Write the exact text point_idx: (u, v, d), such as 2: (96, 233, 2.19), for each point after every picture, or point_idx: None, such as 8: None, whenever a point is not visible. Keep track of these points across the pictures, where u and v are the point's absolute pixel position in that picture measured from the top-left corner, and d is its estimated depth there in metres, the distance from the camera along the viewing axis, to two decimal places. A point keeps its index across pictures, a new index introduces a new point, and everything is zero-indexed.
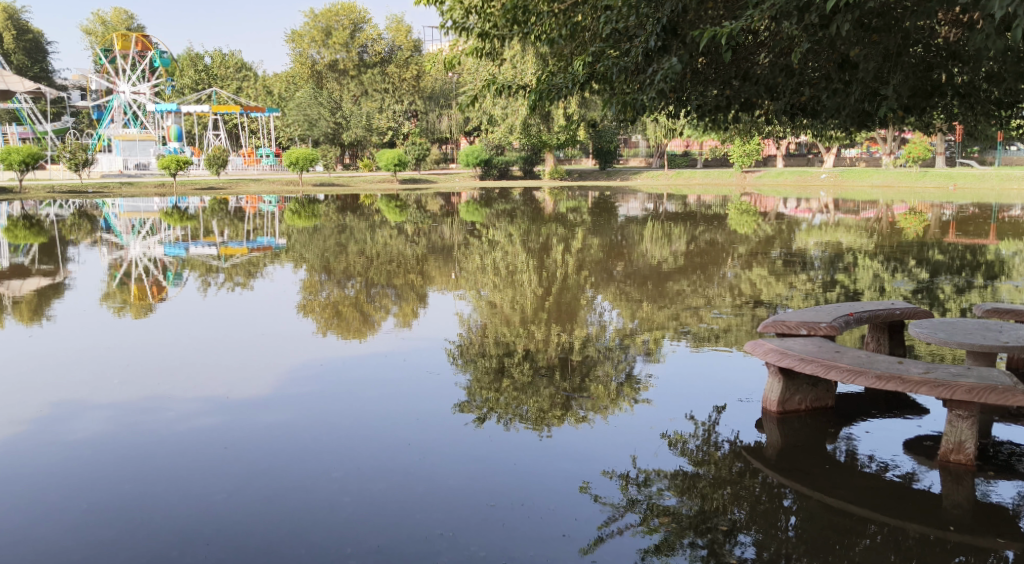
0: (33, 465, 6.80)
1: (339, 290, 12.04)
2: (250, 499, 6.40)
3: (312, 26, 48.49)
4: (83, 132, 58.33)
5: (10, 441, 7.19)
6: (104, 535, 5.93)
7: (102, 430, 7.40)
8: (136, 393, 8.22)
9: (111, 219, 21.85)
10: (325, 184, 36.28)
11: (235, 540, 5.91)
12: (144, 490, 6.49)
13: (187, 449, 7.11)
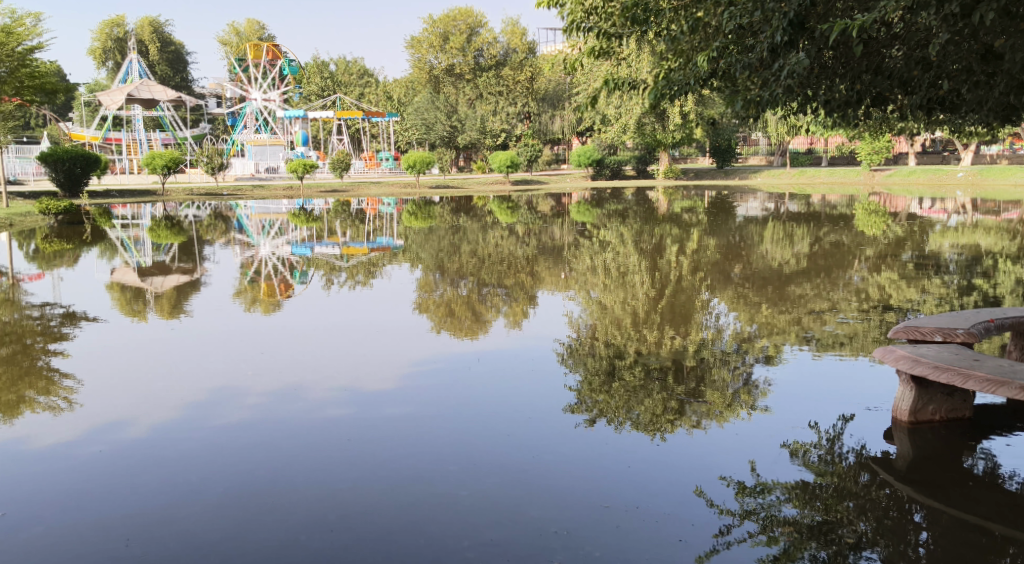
0: (176, 450, 7.17)
1: (452, 289, 12.25)
2: (372, 488, 6.60)
3: (431, 32, 49.12)
4: (219, 138, 61.39)
5: (155, 425, 7.62)
6: (239, 517, 6.22)
7: (235, 418, 7.74)
8: (265, 384, 8.56)
9: (242, 219, 22.98)
10: (441, 186, 36.97)
11: (359, 528, 6.10)
12: (275, 475, 6.76)
13: (314, 437, 7.38)
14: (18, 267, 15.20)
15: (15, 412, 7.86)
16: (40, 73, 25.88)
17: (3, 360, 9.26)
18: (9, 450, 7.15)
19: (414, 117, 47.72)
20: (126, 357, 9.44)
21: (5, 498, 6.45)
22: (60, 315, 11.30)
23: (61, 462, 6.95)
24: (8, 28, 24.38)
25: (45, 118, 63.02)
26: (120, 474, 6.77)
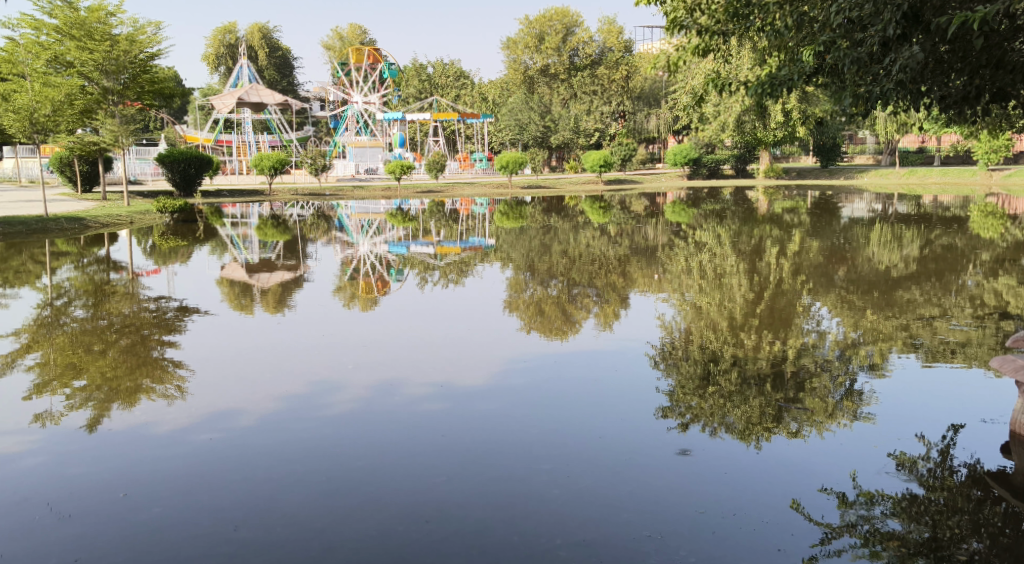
0: (280, 438, 7.27)
1: (543, 289, 12.19)
2: (467, 482, 6.57)
3: (526, 33, 49.39)
4: (322, 140, 62.98)
5: (261, 414, 7.75)
6: (338, 506, 6.27)
7: (335, 410, 7.81)
8: (363, 377, 8.63)
9: (342, 219, 23.46)
10: (533, 186, 37.00)
11: (453, 523, 6.08)
12: (372, 466, 6.79)
13: (410, 431, 7.37)
14: (136, 262, 15.83)
15: (132, 399, 8.08)
16: (159, 78, 26.99)
17: (121, 349, 9.58)
18: (127, 433, 7.36)
19: (507, 118, 47.25)
20: (233, 350, 9.65)
21: (123, 479, 6.63)
22: (173, 309, 11.69)
23: (174, 447, 7.12)
24: (130, 37, 25.41)
25: (162, 121, 65.79)
26: (229, 459, 6.89)
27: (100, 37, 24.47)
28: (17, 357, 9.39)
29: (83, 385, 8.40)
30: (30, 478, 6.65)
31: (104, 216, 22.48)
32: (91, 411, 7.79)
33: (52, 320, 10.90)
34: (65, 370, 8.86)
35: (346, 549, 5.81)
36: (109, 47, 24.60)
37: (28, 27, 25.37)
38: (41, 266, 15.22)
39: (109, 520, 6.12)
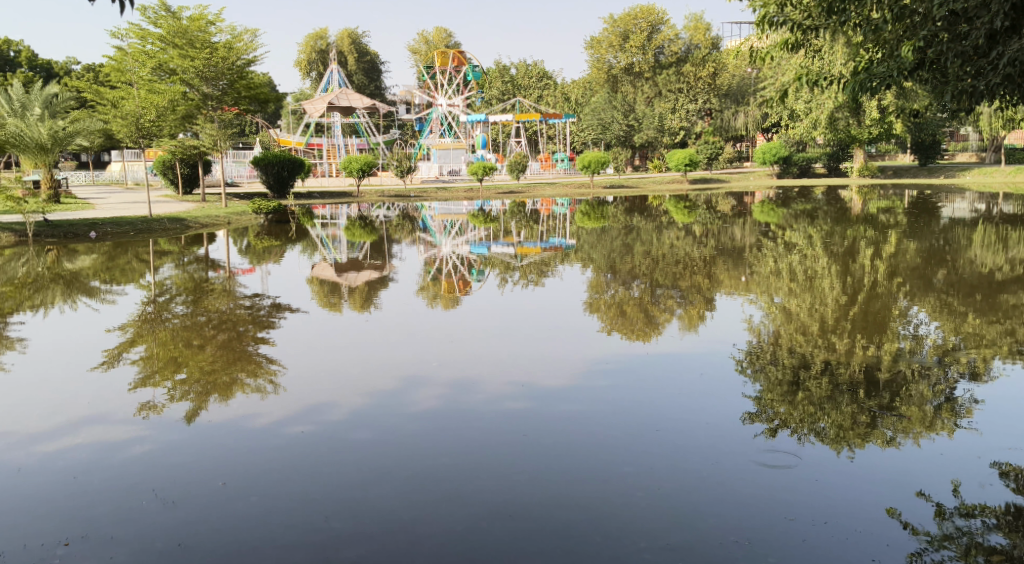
0: (368, 432, 7.23)
1: (624, 290, 11.96)
2: (551, 482, 6.42)
3: (610, 32, 48.76)
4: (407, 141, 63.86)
5: (351, 409, 7.73)
6: (425, 500, 6.20)
7: (420, 406, 7.75)
8: (446, 375, 8.56)
9: (427, 219, 23.75)
10: (616, 186, 36.65)
11: (537, 522, 5.95)
12: (457, 461, 6.71)
13: (493, 429, 7.26)
14: (232, 261, 16.21)
15: (228, 392, 8.14)
16: (255, 83, 27.68)
17: (219, 344, 9.74)
18: (225, 424, 7.42)
19: (590, 117, 47.79)
20: (322, 347, 9.70)
21: (219, 468, 6.65)
22: (267, 306, 11.89)
23: (268, 439, 7.12)
24: (228, 44, 26.12)
25: (256, 126, 67.56)
26: (318, 452, 6.89)
27: (200, 45, 25.33)
28: (121, 350, 9.62)
29: (183, 378, 8.51)
30: (131, 465, 6.73)
31: (204, 216, 23.18)
32: (189, 404, 7.87)
33: (155, 316, 11.19)
34: (166, 364, 9.01)
35: (431, 545, 5.72)
36: (208, 54, 25.43)
37: (135, 37, 26.31)
38: (144, 265, 15.60)
39: (206, 507, 6.15)
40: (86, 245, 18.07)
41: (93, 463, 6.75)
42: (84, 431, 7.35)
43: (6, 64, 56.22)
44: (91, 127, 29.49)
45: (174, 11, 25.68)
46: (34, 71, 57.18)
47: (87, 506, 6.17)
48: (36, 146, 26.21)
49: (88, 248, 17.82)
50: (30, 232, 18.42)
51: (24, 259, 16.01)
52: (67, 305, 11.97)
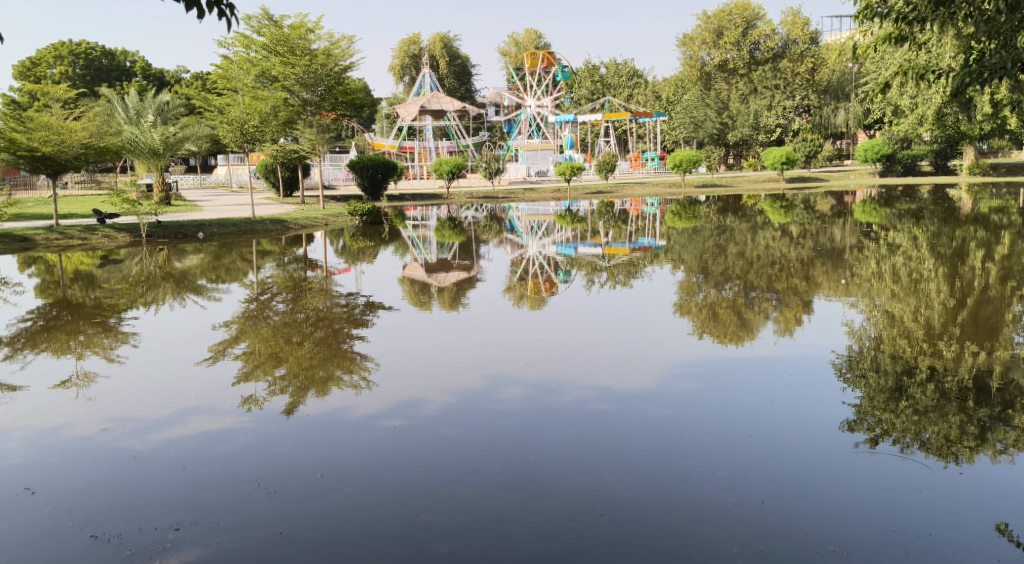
0: (459, 428, 7.14)
1: (717, 292, 11.63)
2: (642, 483, 6.22)
3: (704, 28, 48.00)
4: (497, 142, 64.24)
5: (442, 406, 7.64)
6: (516, 497, 6.07)
7: (511, 404, 7.63)
8: (533, 375, 8.43)
9: (517, 220, 23.80)
10: (708, 185, 35.99)
11: (630, 523, 5.77)
12: (545, 461, 6.54)
13: (583, 429, 7.10)
14: (329, 261, 16.42)
15: (326, 387, 8.17)
16: (353, 88, 28.01)
17: (316, 341, 9.82)
18: (322, 417, 7.43)
19: (684, 115, 47.48)
20: (413, 344, 9.69)
21: (317, 459, 6.62)
22: (361, 304, 11.98)
23: (363, 432, 7.08)
24: (327, 51, 26.42)
25: (351, 129, 68.80)
26: (409, 446, 6.82)
27: (300, 52, 25.84)
28: (226, 346, 9.76)
29: (283, 373, 8.59)
30: (229, 453, 6.76)
31: (303, 218, 23.70)
32: (289, 398, 7.91)
33: (257, 313, 11.39)
34: (268, 359, 9.11)
35: (523, 543, 5.59)
36: (308, 61, 25.97)
37: (240, 45, 26.92)
38: (247, 264, 15.94)
39: (300, 495, 6.14)
40: (194, 245, 18.56)
41: (199, 451, 6.81)
42: (189, 421, 7.42)
43: (123, 74, 58.40)
44: (198, 133, 30.36)
45: (276, 19, 26.06)
46: (147, 80, 59.46)
47: (194, 492, 6.19)
48: (150, 153, 26.92)
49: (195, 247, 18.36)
50: (144, 232, 19.05)
51: (136, 258, 16.55)
52: (177, 302, 12.27)
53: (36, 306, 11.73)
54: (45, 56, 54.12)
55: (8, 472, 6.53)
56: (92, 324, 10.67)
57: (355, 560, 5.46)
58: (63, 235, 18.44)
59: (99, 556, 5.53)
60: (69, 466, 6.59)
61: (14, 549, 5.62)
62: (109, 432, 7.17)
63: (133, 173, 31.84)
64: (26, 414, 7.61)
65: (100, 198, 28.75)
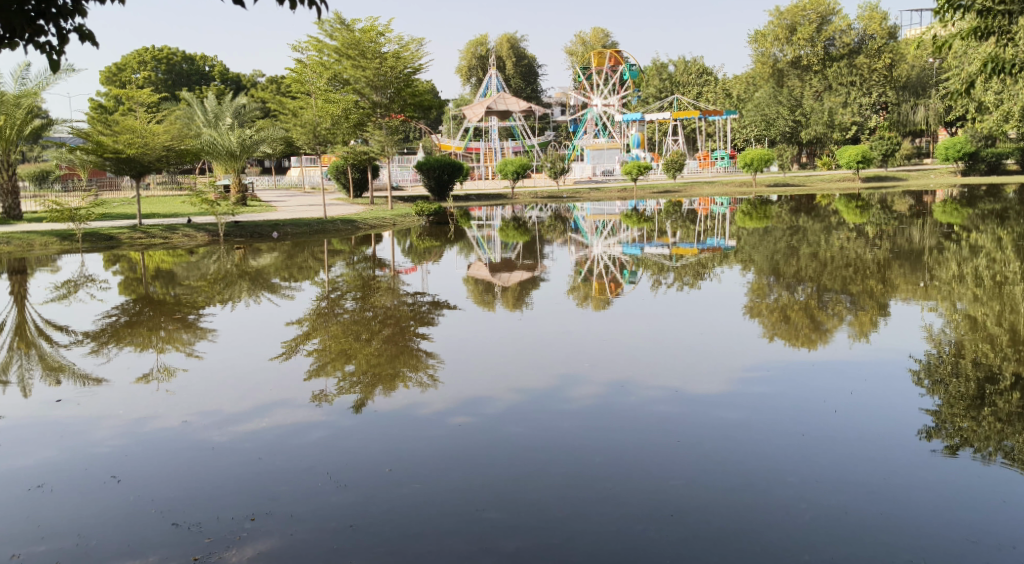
0: (524, 427, 7.04)
1: (788, 294, 11.31)
2: (711, 488, 6.04)
3: (777, 24, 46.89)
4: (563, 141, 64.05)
5: (510, 405, 7.55)
6: (584, 498, 5.94)
7: (578, 404, 7.51)
8: (601, 375, 8.30)
9: (582, 219, 23.67)
10: (779, 185, 35.25)
11: (700, 526, 5.61)
12: (612, 462, 6.40)
13: (653, 431, 6.94)
14: (397, 261, 16.46)
15: (393, 384, 8.16)
16: (421, 90, 28.18)
17: (384, 339, 9.84)
18: (389, 413, 7.40)
19: (754, 113, 46.63)
20: (480, 343, 9.63)
21: (385, 454, 6.60)
22: (427, 303, 12.00)
23: (431, 428, 7.04)
24: (397, 54, 26.54)
25: (420, 131, 69.45)
26: (474, 444, 6.74)
27: (371, 55, 25.96)
28: (298, 342, 9.84)
29: (352, 370, 8.61)
30: (297, 447, 6.77)
31: (371, 218, 23.92)
32: (357, 393, 7.91)
33: (328, 310, 11.50)
34: (338, 356, 9.15)
35: (592, 543, 5.47)
36: (378, 64, 26.11)
37: (314, 49, 27.32)
38: (318, 263, 16.13)
39: (367, 490, 6.10)
40: (269, 245, 18.82)
41: (268, 444, 6.82)
42: (262, 414, 7.46)
43: (202, 78, 59.68)
44: (272, 135, 30.84)
45: (348, 23, 26.30)
46: (225, 84, 60.84)
47: (267, 483, 6.20)
48: (228, 154, 27.57)
49: (269, 246, 18.61)
50: (221, 231, 19.40)
51: (214, 256, 16.87)
52: (252, 299, 12.44)
53: (120, 302, 12.00)
54: (129, 63, 56.00)
55: (92, 459, 6.61)
56: (173, 320, 10.87)
57: (420, 556, 5.38)
58: (145, 235, 18.86)
59: (175, 542, 5.53)
60: (148, 456, 6.66)
61: (93, 534, 5.65)
62: (189, 425, 7.24)
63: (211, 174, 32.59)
64: (110, 405, 7.72)
65: (180, 199, 29.50)
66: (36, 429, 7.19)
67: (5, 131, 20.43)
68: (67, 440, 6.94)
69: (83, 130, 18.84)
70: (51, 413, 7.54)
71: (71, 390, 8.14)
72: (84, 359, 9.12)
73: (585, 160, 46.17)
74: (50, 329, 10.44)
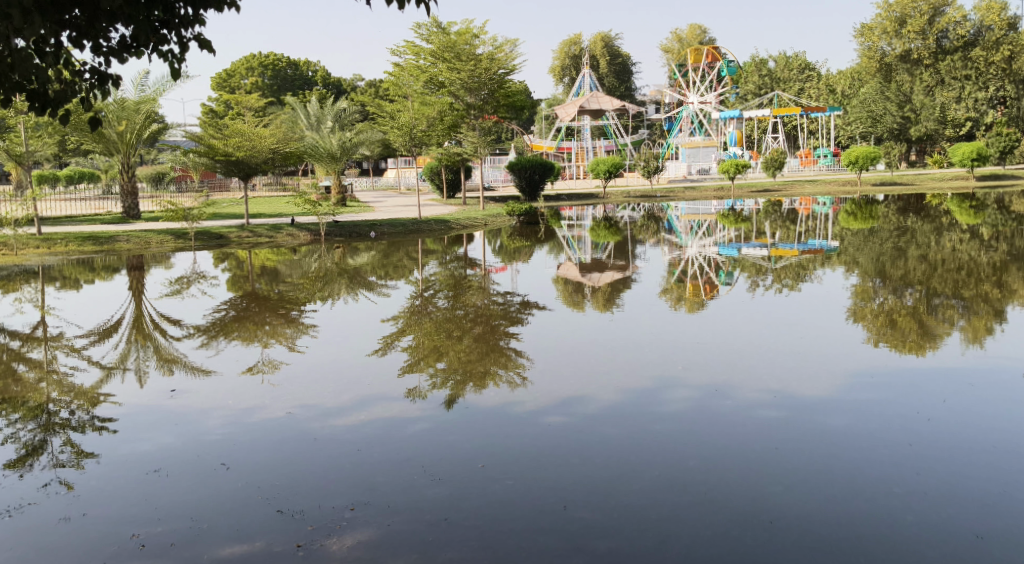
0: (619, 428, 6.99)
1: (895, 298, 10.95)
2: (813, 496, 5.87)
3: (885, 17, 45.26)
4: (657, 139, 63.53)
5: (605, 405, 7.50)
6: (679, 501, 5.86)
7: (675, 407, 7.42)
8: (697, 377, 8.19)
9: (675, 219, 23.48)
10: (885, 184, 34.15)
11: (799, 534, 5.48)
12: (710, 467, 6.29)
13: (750, 436, 6.81)
14: (488, 260, 16.52)
15: (484, 381, 8.21)
16: (514, 90, 28.36)
17: (475, 337, 9.91)
18: (484, 410, 7.45)
19: (859, 109, 46.14)
20: (572, 343, 9.61)
21: (481, 451, 6.64)
22: (517, 302, 12.04)
23: (524, 427, 7.06)
24: (491, 55, 26.59)
25: (512, 131, 69.84)
26: (569, 444, 6.73)
27: (465, 57, 26.21)
28: (393, 339, 10.00)
29: (444, 366, 8.72)
30: (395, 441, 6.86)
31: (464, 218, 24.13)
32: (450, 390, 8.00)
33: (421, 308, 11.65)
34: (430, 353, 9.27)
35: (688, 546, 5.40)
36: (473, 66, 26.30)
37: (410, 53, 27.73)
38: (412, 262, 16.40)
39: (463, 485, 6.15)
40: (367, 244, 19.17)
41: (368, 437, 6.94)
42: (365, 408, 7.60)
43: (305, 83, 61.18)
44: (371, 138, 31.36)
45: (444, 26, 26.59)
46: (327, 89, 62.30)
47: (367, 475, 6.32)
48: (328, 157, 28.05)
49: (367, 246, 18.98)
50: (322, 231, 19.87)
51: (315, 255, 17.29)
52: (350, 296, 12.71)
53: (228, 298, 12.40)
54: (238, 69, 58.00)
55: (204, 446, 6.84)
56: (277, 315, 11.20)
57: (516, 552, 5.39)
58: (252, 234, 19.48)
59: (281, 529, 5.66)
60: (255, 444, 6.86)
61: (206, 517, 5.83)
62: (294, 416, 7.44)
63: (312, 175, 33.44)
64: (220, 396, 7.99)
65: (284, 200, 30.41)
66: (152, 417, 7.49)
67: (126, 135, 21.30)
68: (182, 429, 7.20)
69: (196, 134, 19.52)
70: (165, 402, 7.84)
71: (184, 380, 8.46)
72: (195, 352, 9.46)
73: (680, 158, 45.77)
74: (165, 322, 10.88)
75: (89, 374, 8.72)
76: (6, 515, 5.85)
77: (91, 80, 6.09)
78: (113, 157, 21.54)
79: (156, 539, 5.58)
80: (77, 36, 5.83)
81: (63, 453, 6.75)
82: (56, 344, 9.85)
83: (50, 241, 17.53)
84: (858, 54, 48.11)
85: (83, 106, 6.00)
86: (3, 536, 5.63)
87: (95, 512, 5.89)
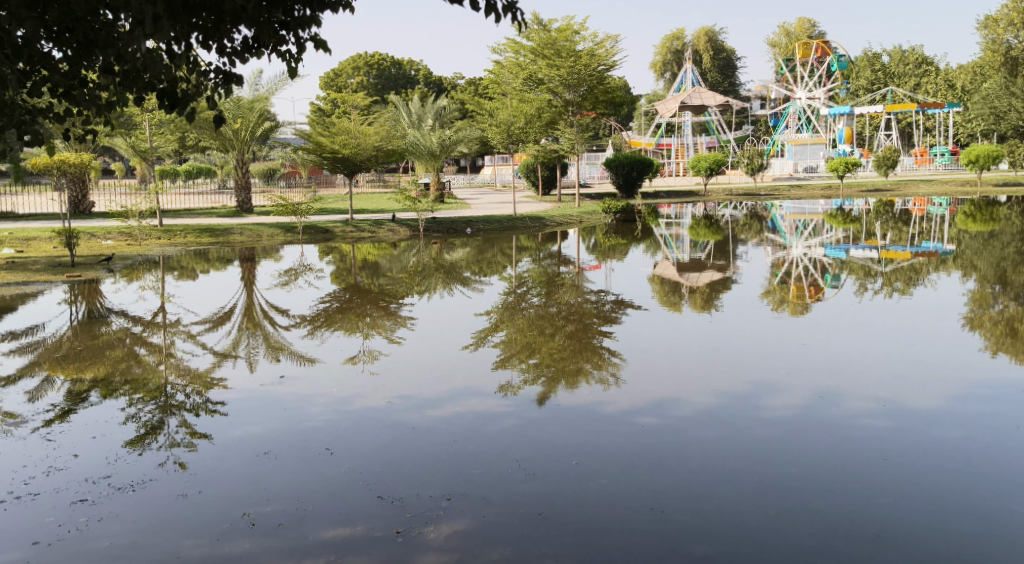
0: (719, 432, 6.87)
1: (1016, 305, 10.46)
2: (921, 510, 5.66)
3: (1011, 9, 43.24)
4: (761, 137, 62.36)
5: (703, 408, 7.39)
6: (780, 508, 5.73)
7: (778, 412, 7.25)
8: (798, 383, 7.98)
9: (778, 219, 22.86)
10: (1008, 184, 32.70)
11: (906, 548, 5.28)
12: (813, 475, 6.12)
13: (854, 444, 6.61)
14: (583, 258, 16.42)
15: (575, 380, 8.18)
16: (614, 87, 28.19)
17: (567, 335, 9.89)
18: (578, 409, 7.43)
19: (981, 105, 44.22)
20: (668, 344, 9.49)
21: (577, 449, 6.62)
22: (611, 301, 11.94)
23: (618, 427, 7.01)
24: (591, 51, 26.44)
25: (612, 128, 69.43)
26: (666, 445, 6.65)
27: (565, 54, 26.17)
28: (486, 334, 10.06)
29: (536, 363, 8.73)
30: (491, 435, 6.91)
31: (561, 215, 24.13)
32: (541, 387, 8.01)
33: (514, 305, 11.68)
34: (523, 349, 9.30)
35: (787, 556, 5.26)
36: (573, 63, 26.19)
37: (511, 50, 27.87)
38: (508, 258, 16.51)
39: (558, 482, 6.13)
40: (463, 240, 19.35)
41: (464, 431, 6.99)
42: (460, 402, 7.67)
43: (408, 82, 62.22)
44: (471, 134, 31.66)
45: (546, 23, 26.61)
46: (430, 87, 63.11)
47: (463, 467, 6.37)
48: (428, 154, 28.48)
49: (464, 242, 19.16)
50: (421, 227, 20.15)
51: (415, 250, 17.57)
52: (446, 291, 12.86)
53: (331, 290, 12.71)
54: (345, 68, 59.35)
55: (308, 432, 7.03)
56: (377, 308, 11.42)
57: (610, 551, 5.35)
58: (356, 228, 19.91)
59: (380, 515, 5.77)
60: (355, 432, 7.01)
61: (309, 501, 5.98)
62: (392, 406, 7.56)
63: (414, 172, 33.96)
64: (322, 384, 8.19)
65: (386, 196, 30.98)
66: (260, 402, 7.73)
67: (240, 133, 22.03)
68: (286, 415, 7.41)
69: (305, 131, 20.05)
70: (271, 388, 8.09)
71: (291, 367, 8.72)
72: (300, 340, 9.72)
73: (787, 156, 44.86)
74: (273, 312, 11.22)
75: (202, 359, 9.06)
76: (129, 489, 6.13)
77: (217, 80, 6.30)
78: (228, 153, 22.36)
79: (265, 519, 5.75)
80: (204, 38, 6.04)
81: (178, 433, 7.03)
82: (174, 330, 10.26)
83: (171, 233, 18.32)
84: (981, 47, 46.22)
85: (207, 105, 6.21)
86: (124, 509, 5.89)
87: (207, 491, 6.12)
